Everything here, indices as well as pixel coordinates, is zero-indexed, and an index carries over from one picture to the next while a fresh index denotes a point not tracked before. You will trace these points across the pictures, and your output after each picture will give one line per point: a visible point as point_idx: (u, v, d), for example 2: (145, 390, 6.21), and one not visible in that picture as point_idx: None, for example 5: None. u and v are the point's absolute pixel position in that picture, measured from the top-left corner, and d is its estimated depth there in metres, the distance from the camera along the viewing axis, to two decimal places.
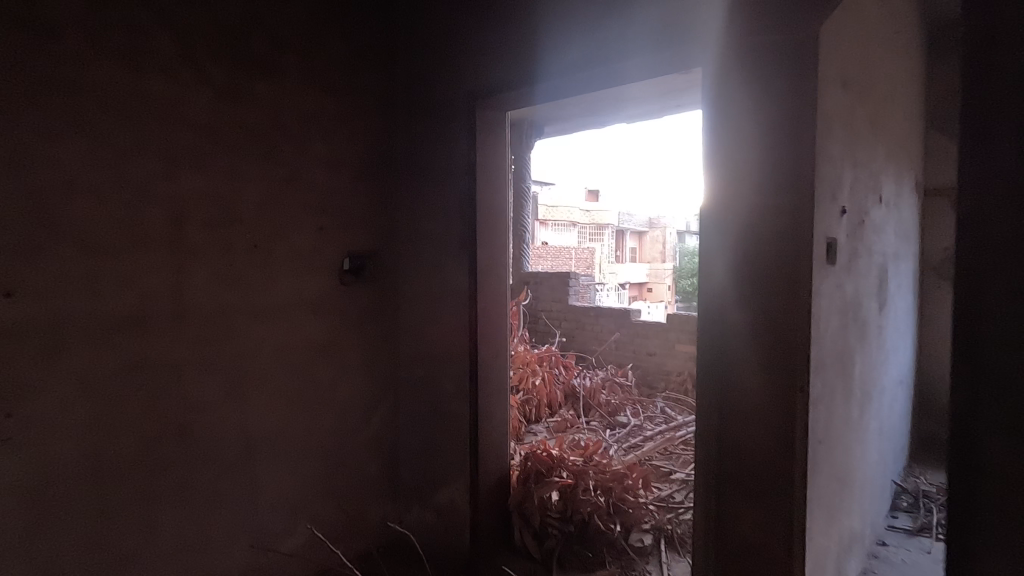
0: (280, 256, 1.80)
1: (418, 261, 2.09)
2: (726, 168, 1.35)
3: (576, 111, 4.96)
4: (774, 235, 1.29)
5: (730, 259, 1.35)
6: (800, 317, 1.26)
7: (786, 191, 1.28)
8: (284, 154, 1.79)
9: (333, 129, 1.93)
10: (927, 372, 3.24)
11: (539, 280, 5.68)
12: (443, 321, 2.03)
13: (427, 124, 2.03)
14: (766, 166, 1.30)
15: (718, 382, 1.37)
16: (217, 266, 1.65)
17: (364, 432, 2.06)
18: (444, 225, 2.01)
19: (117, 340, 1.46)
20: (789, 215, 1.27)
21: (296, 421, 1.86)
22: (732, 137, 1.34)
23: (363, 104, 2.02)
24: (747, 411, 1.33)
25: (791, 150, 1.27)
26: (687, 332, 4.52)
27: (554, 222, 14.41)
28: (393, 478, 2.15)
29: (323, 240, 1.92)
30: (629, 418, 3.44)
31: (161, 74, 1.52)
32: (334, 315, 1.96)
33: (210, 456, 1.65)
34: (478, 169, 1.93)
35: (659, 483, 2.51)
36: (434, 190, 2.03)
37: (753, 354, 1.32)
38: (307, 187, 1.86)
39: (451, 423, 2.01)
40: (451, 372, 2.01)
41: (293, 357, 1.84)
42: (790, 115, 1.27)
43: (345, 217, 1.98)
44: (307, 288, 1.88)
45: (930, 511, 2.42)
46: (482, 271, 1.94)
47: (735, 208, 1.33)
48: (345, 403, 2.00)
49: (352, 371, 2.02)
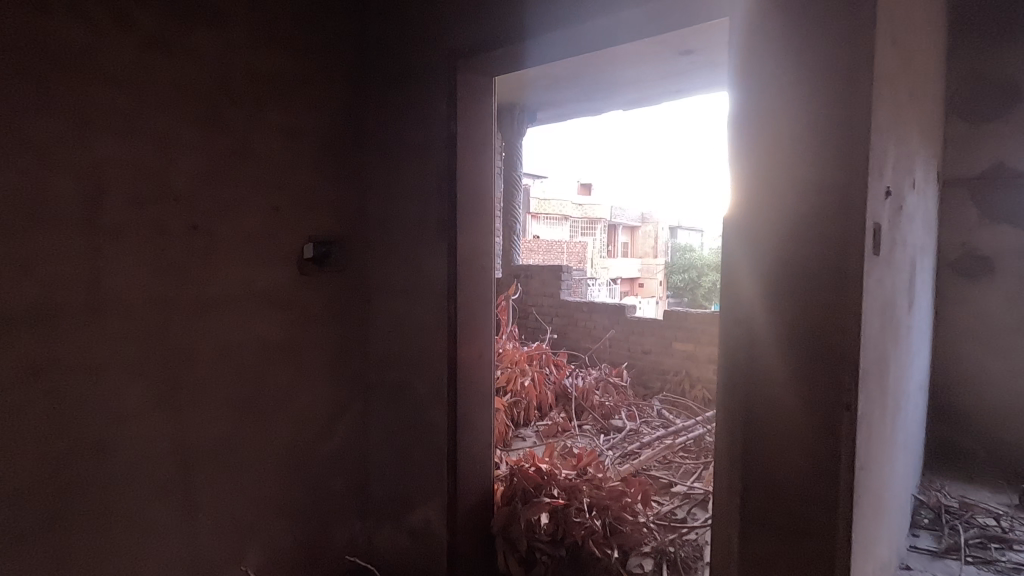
0: (226, 242, 1.53)
1: (391, 249, 1.83)
2: (759, 139, 1.11)
3: (571, 94, 4.70)
4: (814, 218, 1.04)
5: (757, 248, 1.11)
6: (848, 319, 1.02)
7: (833, 165, 1.02)
8: (230, 120, 1.52)
9: (291, 95, 1.66)
10: (941, 375, 3.03)
11: (530, 273, 5.44)
12: (419, 318, 1.77)
13: (402, 92, 1.77)
14: (805, 134, 1.05)
15: (746, 399, 1.13)
16: (144, 252, 1.37)
17: (327, 443, 1.81)
18: (421, 207, 1.75)
19: (15, 336, 1.19)
20: (838, 192, 1.02)
21: (246, 434, 1.60)
22: (764, 99, 1.10)
23: (327, 68, 1.75)
24: (780, 433, 1.09)
25: (840, 113, 1.02)
26: (684, 329, 4.30)
27: (546, 216, 14.20)
28: (361, 494, 1.91)
29: (279, 223, 1.65)
30: (625, 421, 3.22)
31: (72, 15, 1.24)
32: (292, 310, 1.69)
33: (138, 476, 1.38)
34: (459, 141, 1.67)
35: (659, 498, 2.30)
36: (409, 168, 1.77)
37: (788, 365, 1.08)
38: (260, 161, 1.59)
39: (427, 434, 1.76)
40: (427, 376, 1.75)
41: (242, 360, 1.58)
42: (838, 70, 1.02)
43: (306, 197, 1.71)
44: (260, 279, 1.61)
45: (954, 529, 2.21)
46: (462, 259, 1.70)
47: (770, 187, 1.09)
48: (304, 412, 1.74)
49: (314, 374, 1.76)
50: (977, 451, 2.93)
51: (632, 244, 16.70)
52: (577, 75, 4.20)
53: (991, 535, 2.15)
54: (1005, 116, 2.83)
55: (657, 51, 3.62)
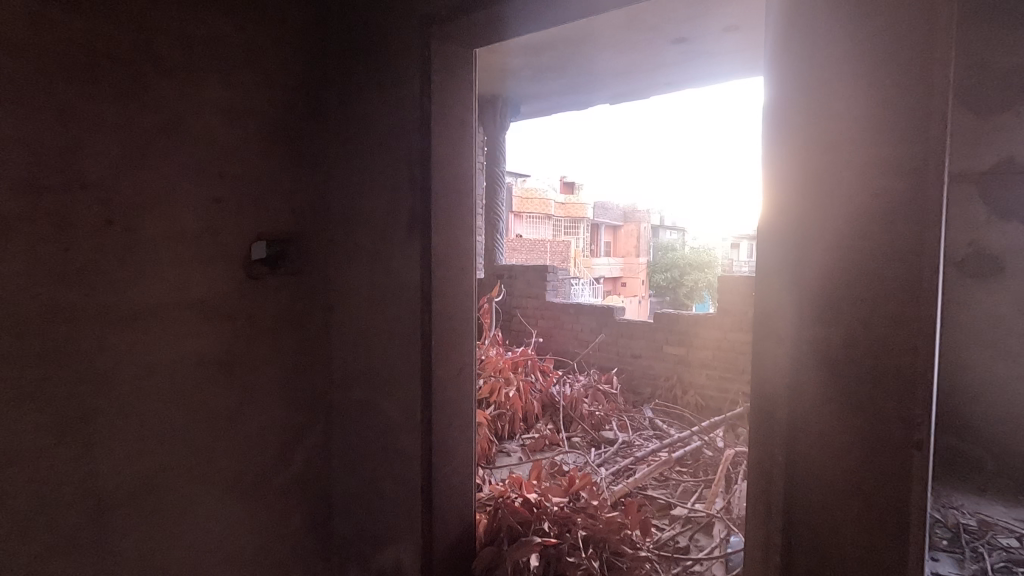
0: (151, 239, 1.26)
1: (357, 249, 1.59)
2: (807, 116, 0.88)
3: (555, 86, 4.51)
4: (876, 207, 0.83)
5: (802, 247, 0.89)
6: (919, 337, 0.81)
7: (901, 140, 0.81)
8: (158, 92, 1.25)
9: (235, 66, 1.38)
10: (947, 382, 2.88)
11: (514, 273, 5.22)
12: (388, 329, 1.53)
13: (369, 66, 1.53)
14: (866, 101, 0.83)
15: (789, 433, 0.91)
16: (42, 252, 1.10)
17: (284, 473, 1.56)
18: (390, 200, 1.50)
19: None
20: (908, 175, 0.80)
21: (180, 469, 1.34)
22: (811, 66, 0.88)
23: (280, 35, 1.47)
24: (832, 474, 0.88)
25: (910, 74, 0.80)
26: (676, 333, 4.12)
27: (528, 215, 14.55)
28: (324, 528, 1.68)
29: (222, 216, 1.39)
30: (617, 433, 3.02)
31: None
32: (239, 321, 1.44)
33: (37, 528, 1.12)
34: (435, 124, 1.44)
35: (657, 522, 2.11)
36: (376, 155, 1.53)
37: (841, 393, 0.87)
38: (195, 143, 1.32)
39: (398, 464, 1.52)
40: (398, 396, 1.52)
41: (176, 381, 1.32)
42: (908, 23, 0.80)
43: (255, 187, 1.45)
44: (198, 285, 1.35)
45: (976, 552, 2.03)
46: (438, 261, 1.46)
47: (818, 172, 0.87)
48: (255, 439, 1.49)
49: (266, 395, 1.51)
50: (985, 460, 2.78)
51: (616, 245, 16.66)
52: (560, 64, 3.99)
53: (1017, 559, 1.99)
54: (1017, 108, 2.67)
55: (646, 38, 3.44)
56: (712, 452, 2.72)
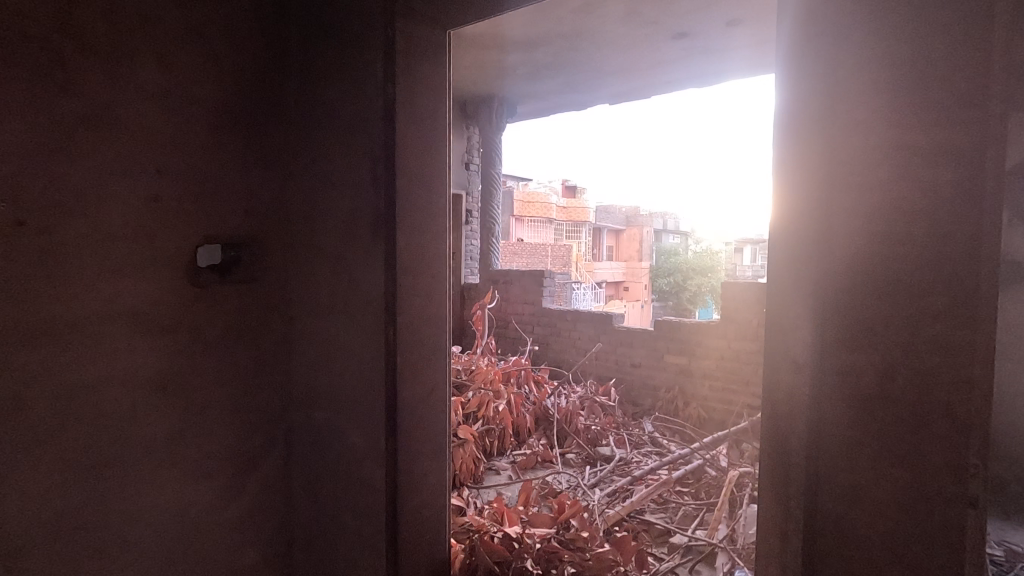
0: (75, 243, 1.10)
1: (317, 255, 1.43)
2: (832, 96, 0.72)
3: (552, 85, 4.37)
4: (920, 207, 0.66)
5: (826, 256, 0.73)
6: (976, 370, 0.64)
7: (951, 120, 0.64)
8: (81, 74, 1.09)
9: (176, 49, 1.23)
10: None
11: (510, 279, 5.03)
12: (350, 343, 1.37)
13: (329, 52, 1.38)
14: (902, 73, 0.67)
15: (809, 484, 0.74)
16: None
17: (236, 502, 1.40)
18: (352, 201, 1.35)
19: None
20: (961, 165, 0.64)
21: (112, 504, 1.17)
22: (838, 35, 0.71)
23: (228, 16, 1.32)
24: (862, 534, 0.71)
25: (963, 36, 0.63)
26: (677, 341, 3.95)
27: (529, 219, 14.40)
28: (283, 563, 1.52)
29: (163, 219, 1.23)
30: (614, 449, 2.85)
31: None
32: (183, 335, 1.28)
33: None
34: (400, 116, 1.29)
35: (655, 552, 1.94)
36: (337, 150, 1.37)
37: (874, 437, 0.70)
38: (129, 135, 1.16)
39: (362, 495, 1.36)
40: (361, 419, 1.36)
41: (107, 404, 1.16)
42: None
43: (202, 186, 1.30)
44: (132, 295, 1.19)
45: None
46: (404, 268, 1.31)
47: (847, 164, 0.71)
48: (201, 467, 1.33)
49: (215, 417, 1.35)
50: None
51: (618, 249, 16.48)
52: (556, 62, 3.85)
53: None
54: None
55: (645, 34, 3.29)
56: (716, 472, 2.54)
